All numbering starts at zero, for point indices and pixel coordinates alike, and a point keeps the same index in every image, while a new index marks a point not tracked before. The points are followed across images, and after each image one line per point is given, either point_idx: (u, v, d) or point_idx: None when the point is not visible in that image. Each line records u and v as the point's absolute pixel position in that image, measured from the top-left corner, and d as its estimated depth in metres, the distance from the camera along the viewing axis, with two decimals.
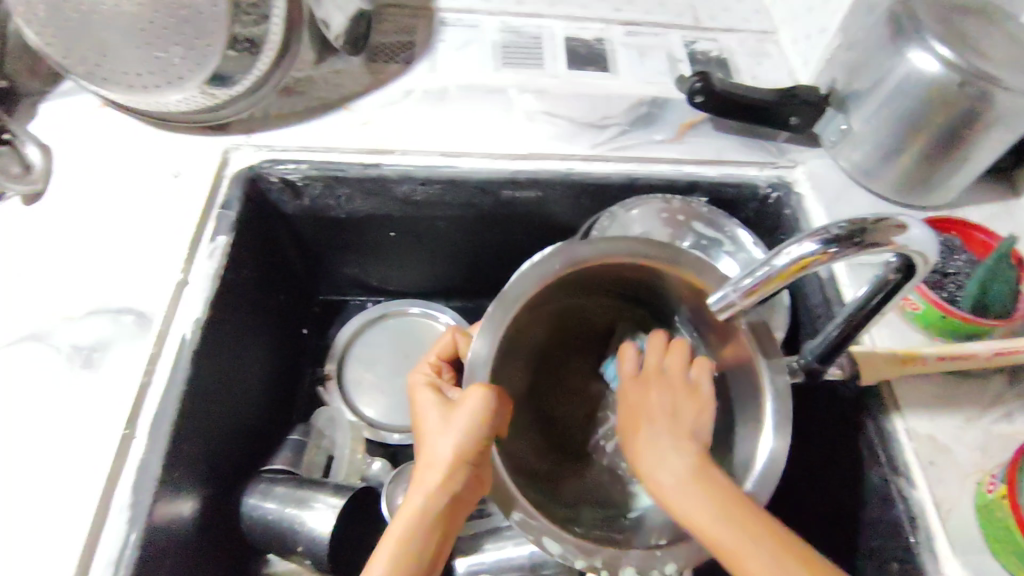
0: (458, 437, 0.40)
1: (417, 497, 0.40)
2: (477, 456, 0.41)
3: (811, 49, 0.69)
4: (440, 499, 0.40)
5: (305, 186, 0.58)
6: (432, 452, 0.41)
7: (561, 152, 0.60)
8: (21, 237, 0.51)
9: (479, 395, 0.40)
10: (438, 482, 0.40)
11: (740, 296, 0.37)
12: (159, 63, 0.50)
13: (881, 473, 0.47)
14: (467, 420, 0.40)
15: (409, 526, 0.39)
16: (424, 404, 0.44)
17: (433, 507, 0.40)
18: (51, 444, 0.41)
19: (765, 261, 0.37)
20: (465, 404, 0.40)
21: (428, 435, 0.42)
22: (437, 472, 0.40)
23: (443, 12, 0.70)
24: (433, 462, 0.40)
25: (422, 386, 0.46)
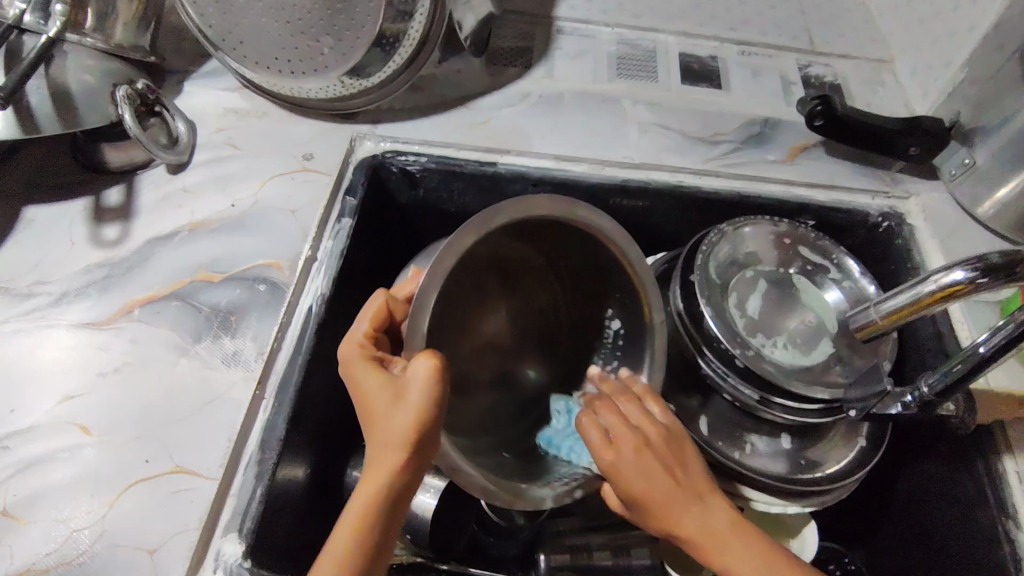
0: (404, 416, 0.35)
1: (372, 486, 0.35)
2: (424, 434, 0.36)
3: (930, 81, 0.68)
4: (384, 494, 0.35)
5: (422, 177, 0.60)
6: (386, 440, 0.35)
7: (672, 165, 0.61)
8: (167, 204, 0.54)
9: (424, 367, 0.35)
10: (387, 468, 0.35)
11: (877, 317, 0.43)
12: (309, 52, 0.54)
13: (990, 515, 0.47)
14: (416, 396, 0.35)
15: (364, 527, 0.35)
16: (361, 375, 0.38)
17: (387, 503, 0.35)
18: (191, 395, 0.45)
19: (913, 286, 0.40)
20: (414, 381, 0.35)
21: (377, 417, 0.36)
22: (390, 458, 0.35)
23: (561, 21, 0.72)
24: (387, 446, 0.35)
25: (358, 360, 0.39)
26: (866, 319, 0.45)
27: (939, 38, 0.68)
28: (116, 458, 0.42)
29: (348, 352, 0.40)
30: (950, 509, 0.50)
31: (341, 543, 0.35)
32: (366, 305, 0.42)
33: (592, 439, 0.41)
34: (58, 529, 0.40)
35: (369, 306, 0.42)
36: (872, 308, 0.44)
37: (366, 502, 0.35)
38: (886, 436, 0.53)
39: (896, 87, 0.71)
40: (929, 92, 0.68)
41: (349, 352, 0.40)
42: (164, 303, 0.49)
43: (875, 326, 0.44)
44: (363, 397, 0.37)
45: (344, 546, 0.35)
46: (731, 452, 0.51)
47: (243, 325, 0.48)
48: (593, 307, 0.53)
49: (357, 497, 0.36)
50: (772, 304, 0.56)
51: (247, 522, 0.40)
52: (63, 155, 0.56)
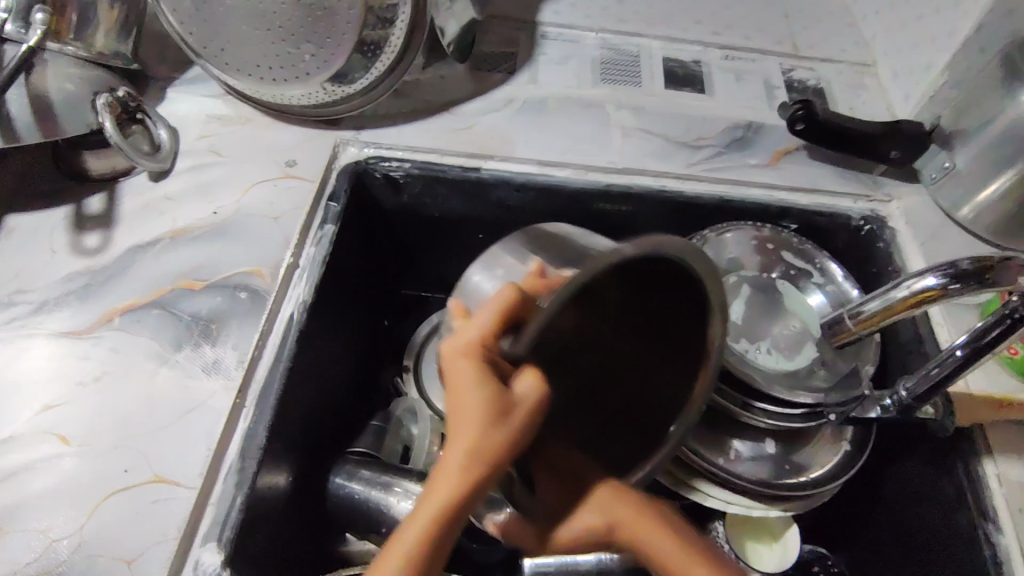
0: (502, 439, 0.32)
1: (440, 505, 0.30)
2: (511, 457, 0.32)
3: (911, 85, 0.69)
4: (455, 521, 0.31)
5: (406, 184, 0.60)
6: (472, 464, 0.31)
7: (655, 169, 0.61)
8: (148, 212, 0.54)
9: (530, 387, 0.34)
10: (464, 492, 0.31)
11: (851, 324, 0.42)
12: (290, 59, 0.54)
13: (970, 518, 0.47)
14: (517, 413, 0.33)
15: (423, 551, 0.30)
16: (468, 376, 0.33)
17: (453, 532, 0.31)
18: (171, 404, 0.44)
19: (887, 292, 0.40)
20: (524, 400, 0.33)
21: (467, 431, 0.32)
22: (467, 483, 0.31)
23: (545, 26, 0.72)
24: (470, 469, 0.31)
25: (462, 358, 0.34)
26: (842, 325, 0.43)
27: (919, 42, 0.69)
28: (95, 468, 0.42)
29: (469, 335, 0.34)
30: (931, 512, 0.50)
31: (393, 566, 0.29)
32: (494, 297, 0.35)
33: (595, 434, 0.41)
34: (38, 539, 0.40)
35: (502, 296, 0.35)
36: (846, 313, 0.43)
37: (432, 524, 0.30)
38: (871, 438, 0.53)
39: (878, 91, 0.71)
40: (911, 95, 0.68)
41: (460, 345, 0.34)
42: (144, 311, 0.49)
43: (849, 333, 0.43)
44: (458, 394, 0.33)
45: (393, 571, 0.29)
46: (713, 457, 0.51)
47: (224, 333, 0.47)
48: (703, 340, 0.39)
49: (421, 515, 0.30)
50: (756, 310, 0.56)
51: (227, 531, 0.40)
52: (44, 163, 0.56)
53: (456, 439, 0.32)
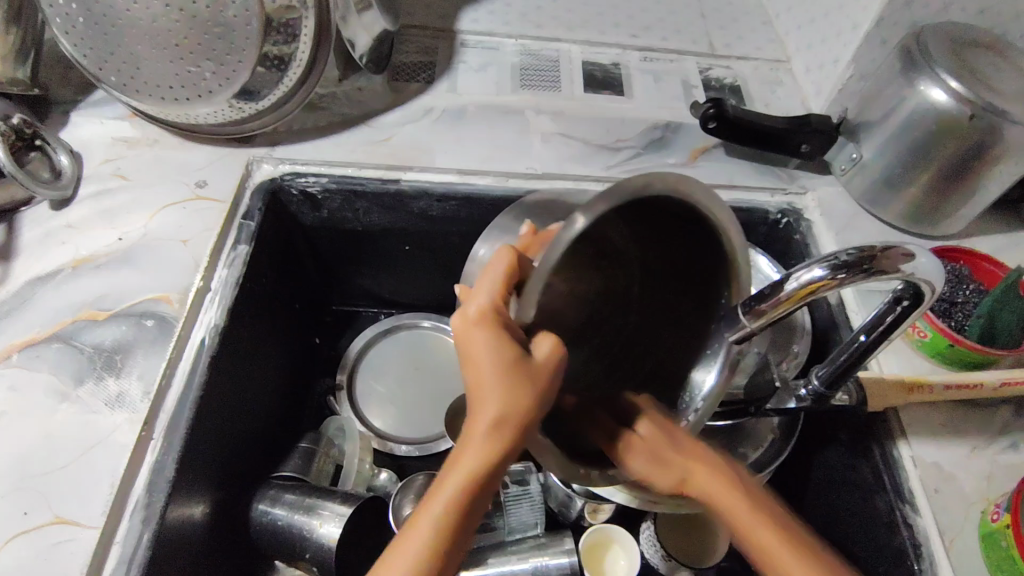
0: (528, 398, 0.33)
1: (470, 464, 0.33)
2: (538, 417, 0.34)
3: (822, 79, 0.70)
4: (488, 471, 0.33)
5: (325, 199, 0.59)
6: (499, 418, 0.33)
7: (575, 173, 0.61)
8: (49, 242, 0.52)
9: (551, 350, 0.35)
10: (495, 443, 0.33)
11: (750, 322, 0.37)
12: (190, 77, 0.53)
13: (887, 500, 0.48)
14: (541, 380, 0.34)
15: (464, 498, 0.33)
16: (478, 345, 0.33)
17: (488, 481, 0.33)
18: (72, 441, 0.43)
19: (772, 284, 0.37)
20: (544, 364, 0.34)
21: (490, 390, 0.33)
22: (497, 432, 0.33)
23: (464, 34, 0.72)
24: (500, 420, 0.33)
25: (475, 323, 0.34)
26: (730, 324, 0.38)
27: (827, 38, 0.71)
28: None
29: (473, 305, 0.34)
30: (854, 497, 0.51)
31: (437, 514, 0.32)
32: (495, 258, 0.35)
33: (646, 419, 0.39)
34: None
35: (499, 259, 0.35)
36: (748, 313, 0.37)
37: (469, 475, 0.33)
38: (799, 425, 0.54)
39: (793, 86, 0.73)
40: (823, 89, 0.70)
41: (469, 318, 0.34)
42: (44, 346, 0.47)
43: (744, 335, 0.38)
44: (473, 365, 0.33)
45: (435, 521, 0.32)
46: None
47: (129, 364, 0.46)
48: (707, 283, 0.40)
49: (455, 474, 0.33)
50: None
51: (133, 569, 0.39)
52: None
53: (484, 416, 0.33)
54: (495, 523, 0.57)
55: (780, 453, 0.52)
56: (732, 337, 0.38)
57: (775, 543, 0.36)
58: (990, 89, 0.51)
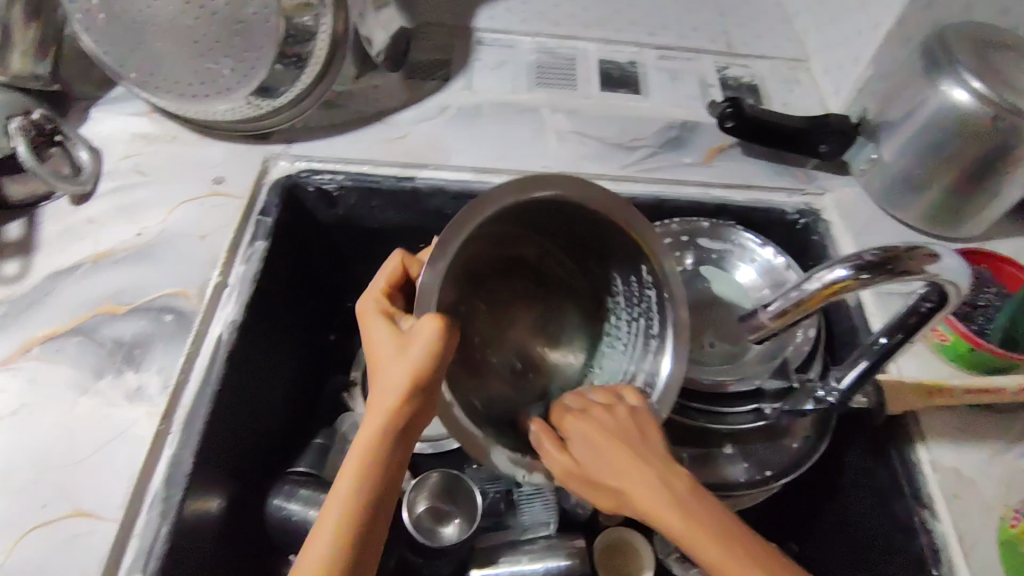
0: (413, 361, 0.37)
1: (367, 438, 0.37)
2: (421, 392, 0.38)
3: (841, 78, 0.70)
4: (382, 446, 0.37)
5: (340, 196, 0.59)
6: (384, 385, 0.38)
7: (591, 172, 0.61)
8: (69, 237, 0.53)
9: (431, 326, 0.37)
10: (384, 425, 0.37)
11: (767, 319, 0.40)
12: (208, 75, 0.53)
13: (904, 504, 0.47)
14: (418, 353, 0.37)
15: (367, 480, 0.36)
16: (374, 330, 0.41)
17: (386, 454, 0.37)
18: (91, 432, 0.43)
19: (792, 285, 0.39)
20: (422, 340, 0.37)
21: (380, 364, 0.39)
22: (387, 401, 0.37)
23: (480, 32, 0.72)
24: (388, 389, 0.37)
25: (375, 313, 0.42)
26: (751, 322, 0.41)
27: (847, 37, 0.70)
28: (11, 503, 0.40)
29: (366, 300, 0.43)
30: (872, 501, 0.51)
31: (343, 491, 0.36)
32: (382, 267, 0.44)
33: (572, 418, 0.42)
34: None
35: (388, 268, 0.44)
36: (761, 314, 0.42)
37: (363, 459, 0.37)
38: (830, 424, 0.53)
39: (812, 85, 0.72)
40: (841, 89, 0.69)
41: (363, 303, 0.42)
42: (64, 339, 0.47)
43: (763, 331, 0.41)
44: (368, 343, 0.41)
45: (341, 514, 0.36)
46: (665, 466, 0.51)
47: (148, 358, 0.46)
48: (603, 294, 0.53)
49: (356, 449, 0.37)
50: (691, 308, 0.58)
51: (151, 561, 0.39)
52: None
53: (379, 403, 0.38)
54: (508, 522, 0.56)
55: (816, 450, 0.52)
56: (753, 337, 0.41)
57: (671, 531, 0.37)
58: (1013, 89, 0.50)
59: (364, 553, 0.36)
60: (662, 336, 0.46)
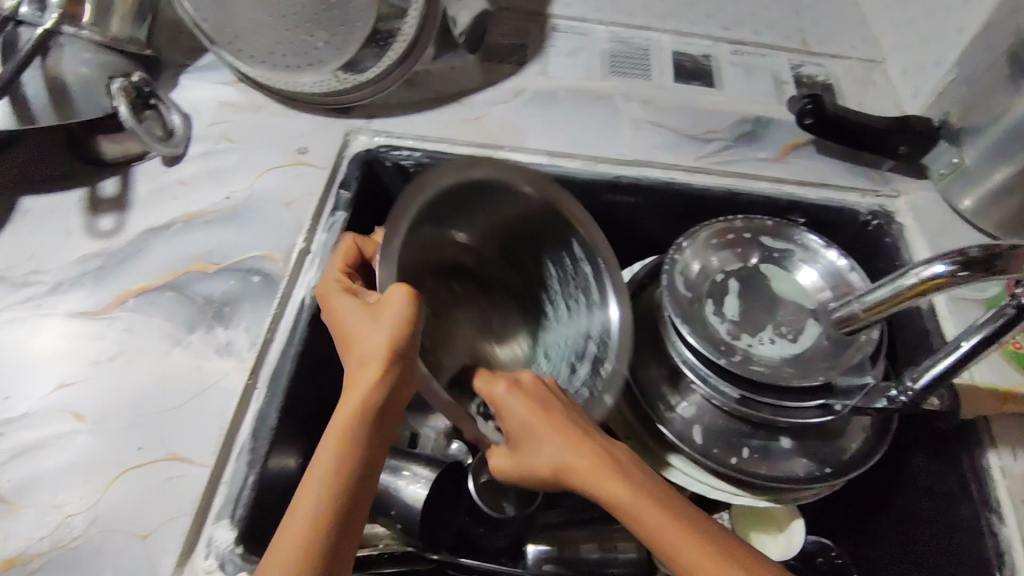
0: (383, 331, 0.36)
1: (347, 408, 0.35)
2: (398, 362, 0.36)
3: (920, 81, 0.69)
4: (364, 417, 0.35)
5: (416, 172, 0.60)
6: (363, 356, 0.36)
7: (665, 162, 0.61)
8: (161, 197, 0.55)
9: (399, 294, 0.37)
10: (363, 396, 0.36)
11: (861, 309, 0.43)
12: (305, 46, 0.55)
13: (973, 508, 0.47)
14: (391, 318, 0.36)
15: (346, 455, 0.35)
16: (340, 305, 0.40)
17: (369, 425, 0.36)
18: (183, 382, 0.45)
19: (894, 278, 0.41)
20: (393, 306, 0.37)
21: (356, 335, 0.37)
22: (365, 375, 0.36)
23: (556, 18, 0.72)
24: (368, 358, 0.36)
25: (335, 292, 0.41)
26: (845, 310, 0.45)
27: (929, 40, 0.69)
28: (108, 444, 0.43)
29: (327, 282, 0.42)
30: (937, 504, 0.51)
31: (322, 472, 0.34)
32: (337, 248, 0.45)
33: (498, 386, 0.41)
34: (51, 514, 0.40)
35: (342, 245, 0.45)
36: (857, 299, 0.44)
37: (342, 431, 0.35)
38: (890, 428, 0.53)
39: (888, 87, 0.72)
40: (920, 91, 0.68)
41: (327, 286, 0.41)
42: (157, 293, 0.49)
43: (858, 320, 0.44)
44: (342, 319, 0.39)
45: (319, 486, 0.34)
46: (728, 457, 0.51)
47: (237, 316, 0.48)
48: (550, 290, 0.56)
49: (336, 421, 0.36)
50: (759, 302, 0.58)
51: (239, 509, 0.40)
52: (57, 145, 0.56)
53: (357, 376, 0.36)
54: (564, 501, 0.58)
55: (878, 449, 0.52)
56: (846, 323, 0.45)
57: (652, 518, 0.36)
58: None
59: (345, 529, 0.34)
60: (601, 295, 0.52)
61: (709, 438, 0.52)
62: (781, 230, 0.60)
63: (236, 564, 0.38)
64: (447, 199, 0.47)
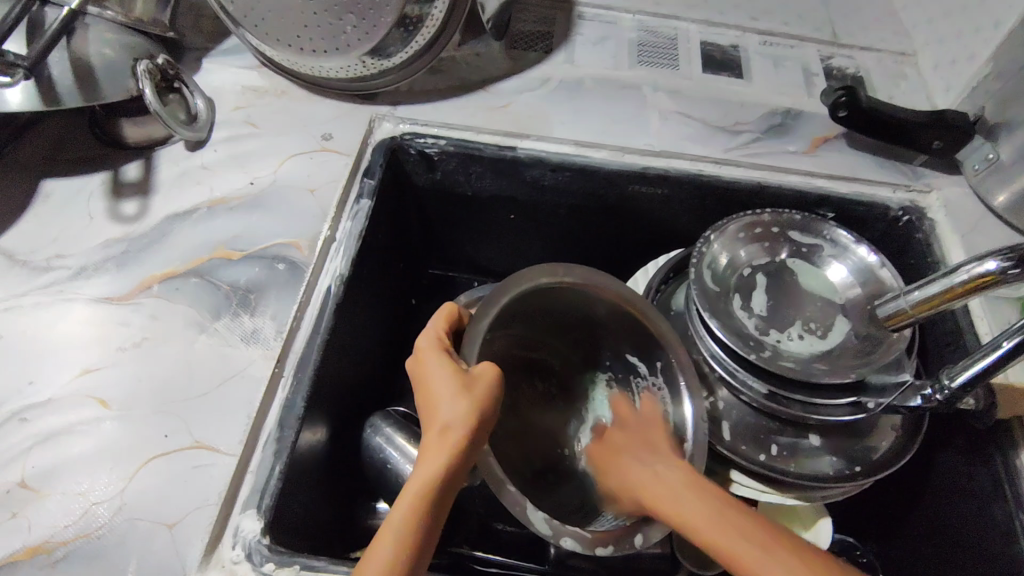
0: (466, 404, 0.38)
1: (426, 468, 0.36)
2: (477, 434, 0.38)
3: (954, 75, 0.67)
4: (440, 480, 0.36)
5: (440, 160, 0.59)
6: (444, 425, 0.37)
7: (693, 153, 0.60)
8: (185, 181, 0.54)
9: (489, 373, 0.40)
10: (445, 456, 0.36)
11: (908, 306, 0.44)
12: (333, 30, 0.54)
13: (1006, 509, 0.46)
14: (475, 395, 0.38)
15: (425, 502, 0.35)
16: (426, 372, 0.41)
17: (442, 491, 0.36)
18: (209, 371, 0.45)
19: (945, 276, 0.41)
20: (481, 385, 0.39)
21: (438, 403, 0.38)
22: (448, 438, 0.37)
23: (582, 6, 0.71)
24: (450, 424, 0.37)
25: (425, 356, 0.41)
26: (887, 308, 0.46)
27: (963, 33, 0.67)
28: (133, 432, 0.42)
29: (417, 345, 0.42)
30: (968, 506, 0.50)
31: (399, 521, 0.34)
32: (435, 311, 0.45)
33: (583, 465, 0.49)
34: (77, 502, 0.39)
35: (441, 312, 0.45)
36: (903, 298, 0.45)
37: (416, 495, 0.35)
38: (923, 425, 0.52)
39: (919, 81, 0.70)
40: (953, 85, 0.67)
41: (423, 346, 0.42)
42: (182, 280, 0.49)
43: (903, 316, 0.45)
44: (424, 383, 0.40)
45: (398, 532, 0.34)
46: (756, 454, 0.50)
47: (262, 304, 0.48)
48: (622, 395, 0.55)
49: (411, 487, 0.36)
50: (788, 298, 0.57)
51: (266, 499, 0.40)
52: (80, 129, 0.56)
53: (435, 436, 0.37)
54: None
55: (908, 449, 0.51)
56: (890, 319, 0.46)
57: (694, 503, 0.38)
58: None
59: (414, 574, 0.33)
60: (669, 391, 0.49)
61: (736, 436, 0.51)
62: (817, 227, 0.58)
63: (264, 554, 0.38)
64: (526, 301, 0.49)
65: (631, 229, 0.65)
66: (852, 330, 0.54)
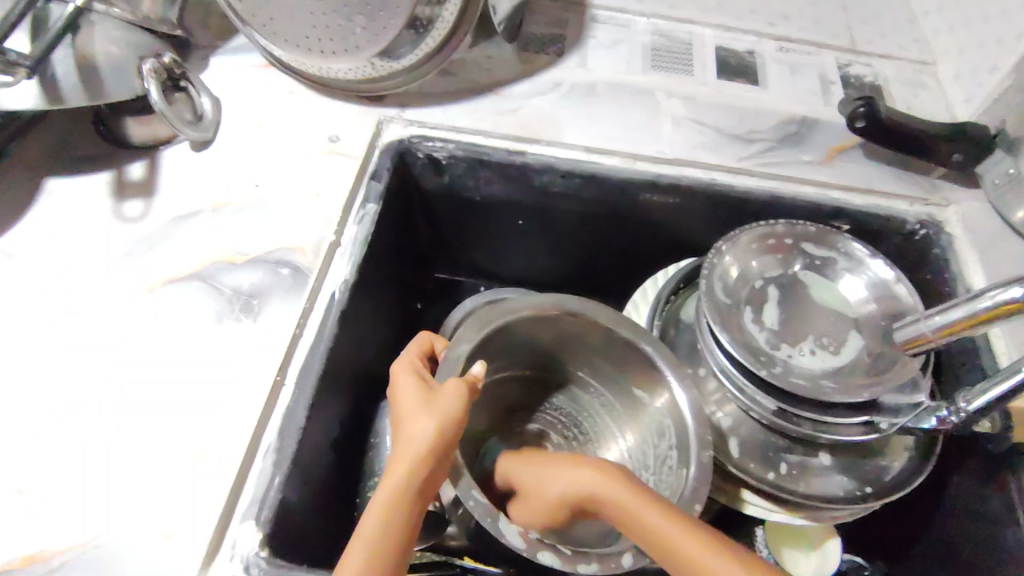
0: (433, 417, 0.38)
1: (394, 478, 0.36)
2: (446, 445, 0.38)
3: (974, 86, 0.66)
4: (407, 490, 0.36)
5: (448, 164, 0.59)
6: (412, 437, 0.38)
7: (706, 162, 0.59)
8: (190, 182, 0.53)
9: (457, 387, 0.40)
10: (412, 467, 0.37)
11: (928, 331, 0.43)
12: (340, 31, 0.53)
13: (1019, 535, 0.45)
14: (443, 411, 0.39)
15: (392, 512, 0.35)
16: (400, 390, 0.41)
17: (410, 500, 0.36)
18: (211, 377, 0.44)
19: (970, 300, 0.40)
20: (449, 398, 0.39)
21: (407, 418, 0.39)
22: (414, 449, 0.37)
23: (596, 8, 0.70)
24: (418, 437, 0.38)
25: (402, 376, 0.42)
26: (903, 334, 0.45)
27: (985, 43, 0.66)
28: (131, 439, 0.41)
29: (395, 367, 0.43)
30: (980, 529, 0.49)
31: (367, 531, 0.34)
32: (410, 343, 0.46)
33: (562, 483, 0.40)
34: (73, 510, 0.39)
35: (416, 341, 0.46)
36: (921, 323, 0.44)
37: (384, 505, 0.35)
38: (935, 447, 0.51)
39: (938, 91, 0.69)
40: (973, 96, 0.65)
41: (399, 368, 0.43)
42: (185, 283, 0.48)
43: (921, 343, 0.44)
44: (397, 401, 0.41)
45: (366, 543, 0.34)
46: (765, 473, 0.49)
47: (266, 309, 0.47)
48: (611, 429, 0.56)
49: (378, 497, 0.36)
50: (800, 312, 0.56)
51: (265, 511, 0.39)
52: (85, 127, 0.55)
53: (402, 448, 0.38)
54: None
55: (920, 472, 0.49)
56: (906, 345, 0.45)
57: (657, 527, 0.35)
58: None
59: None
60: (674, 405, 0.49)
61: (744, 453, 0.50)
62: (829, 240, 0.57)
63: (261, 568, 0.37)
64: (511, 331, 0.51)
65: (641, 238, 0.64)
66: (865, 348, 0.53)
